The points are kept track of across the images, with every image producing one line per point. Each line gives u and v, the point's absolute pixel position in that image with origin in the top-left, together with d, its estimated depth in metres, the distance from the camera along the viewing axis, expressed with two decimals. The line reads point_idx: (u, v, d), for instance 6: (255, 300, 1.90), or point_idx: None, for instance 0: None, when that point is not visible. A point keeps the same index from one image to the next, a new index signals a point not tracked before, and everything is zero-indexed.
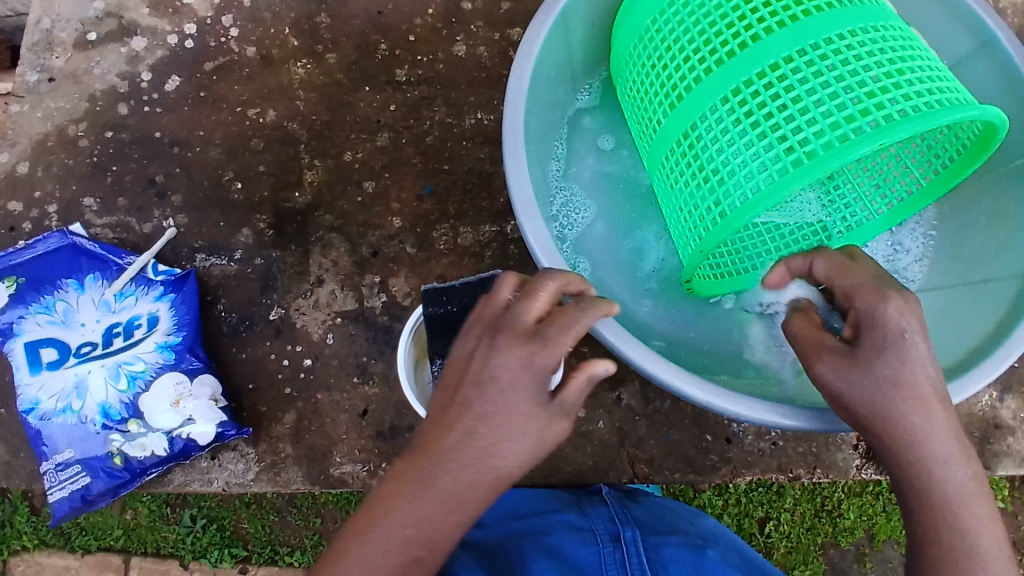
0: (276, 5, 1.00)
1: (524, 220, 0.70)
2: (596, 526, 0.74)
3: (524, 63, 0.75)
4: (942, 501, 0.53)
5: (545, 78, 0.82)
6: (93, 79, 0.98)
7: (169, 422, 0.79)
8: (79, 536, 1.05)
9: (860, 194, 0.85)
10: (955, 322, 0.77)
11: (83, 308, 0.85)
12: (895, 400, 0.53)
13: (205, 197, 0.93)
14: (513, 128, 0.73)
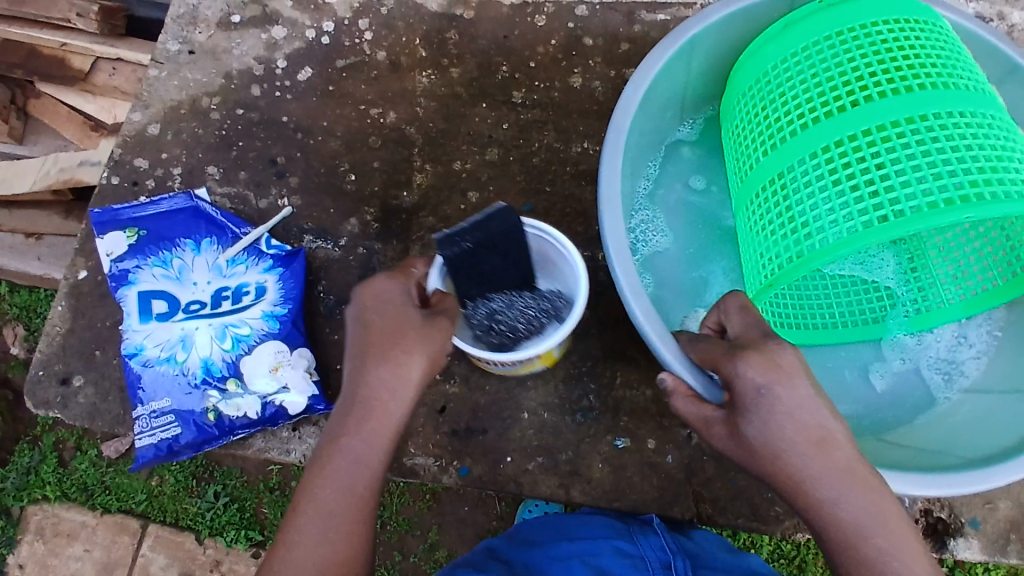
0: (410, 16, 1.06)
1: (606, 211, 0.72)
2: (646, 552, 0.77)
3: (646, 74, 0.79)
4: (849, 538, 0.56)
5: (659, 97, 0.85)
6: (232, 58, 1.04)
7: (265, 387, 0.82)
8: (99, 494, 1.37)
9: (937, 274, 0.85)
10: (989, 425, 0.75)
11: (197, 269, 0.89)
12: (773, 449, 0.57)
13: (320, 183, 0.98)
14: (615, 144, 0.76)
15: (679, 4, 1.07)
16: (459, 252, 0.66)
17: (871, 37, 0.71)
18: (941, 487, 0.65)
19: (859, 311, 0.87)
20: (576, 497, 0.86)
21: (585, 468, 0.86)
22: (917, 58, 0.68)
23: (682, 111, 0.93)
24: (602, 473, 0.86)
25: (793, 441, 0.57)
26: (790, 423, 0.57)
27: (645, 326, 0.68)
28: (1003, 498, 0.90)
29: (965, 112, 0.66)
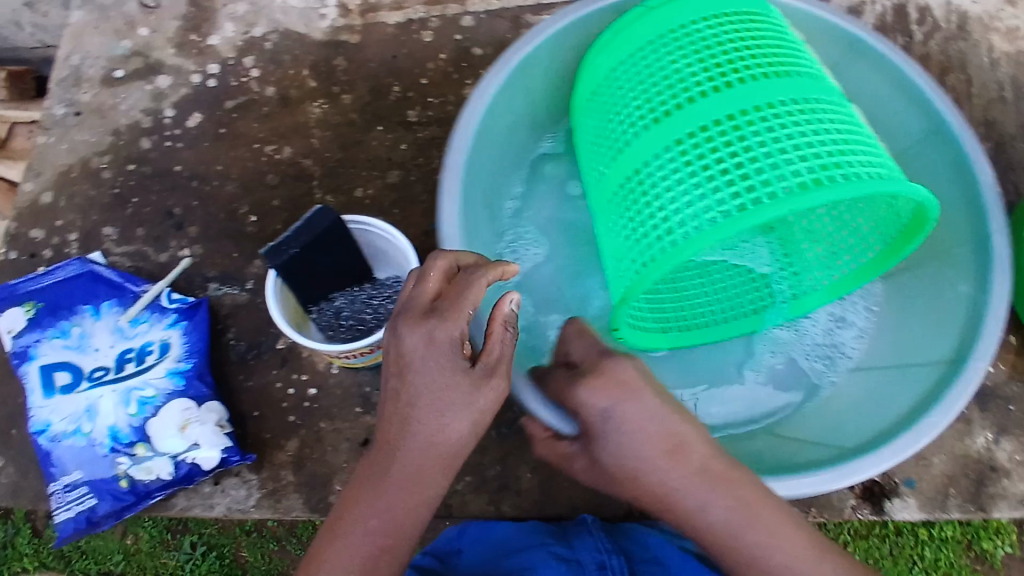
0: (295, 48, 1.05)
1: (445, 249, 0.74)
2: (582, 555, 0.72)
3: (473, 108, 0.79)
4: (719, 538, 0.57)
5: (502, 124, 0.85)
6: (119, 114, 1.02)
7: (174, 447, 0.81)
8: (79, 560, 1.07)
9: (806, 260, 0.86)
10: (876, 406, 0.76)
11: (97, 333, 0.88)
12: (627, 466, 0.59)
13: (221, 229, 0.97)
14: (453, 161, 0.77)
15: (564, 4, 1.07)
16: (289, 259, 0.77)
17: (689, 41, 0.71)
18: (817, 483, 0.67)
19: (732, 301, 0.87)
20: (508, 511, 0.86)
21: (515, 481, 0.86)
22: (736, 54, 0.68)
23: (537, 127, 0.92)
24: (531, 484, 0.86)
25: (646, 456, 0.58)
26: (635, 436, 0.58)
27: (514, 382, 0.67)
28: (935, 453, 0.91)
29: (788, 100, 0.65)
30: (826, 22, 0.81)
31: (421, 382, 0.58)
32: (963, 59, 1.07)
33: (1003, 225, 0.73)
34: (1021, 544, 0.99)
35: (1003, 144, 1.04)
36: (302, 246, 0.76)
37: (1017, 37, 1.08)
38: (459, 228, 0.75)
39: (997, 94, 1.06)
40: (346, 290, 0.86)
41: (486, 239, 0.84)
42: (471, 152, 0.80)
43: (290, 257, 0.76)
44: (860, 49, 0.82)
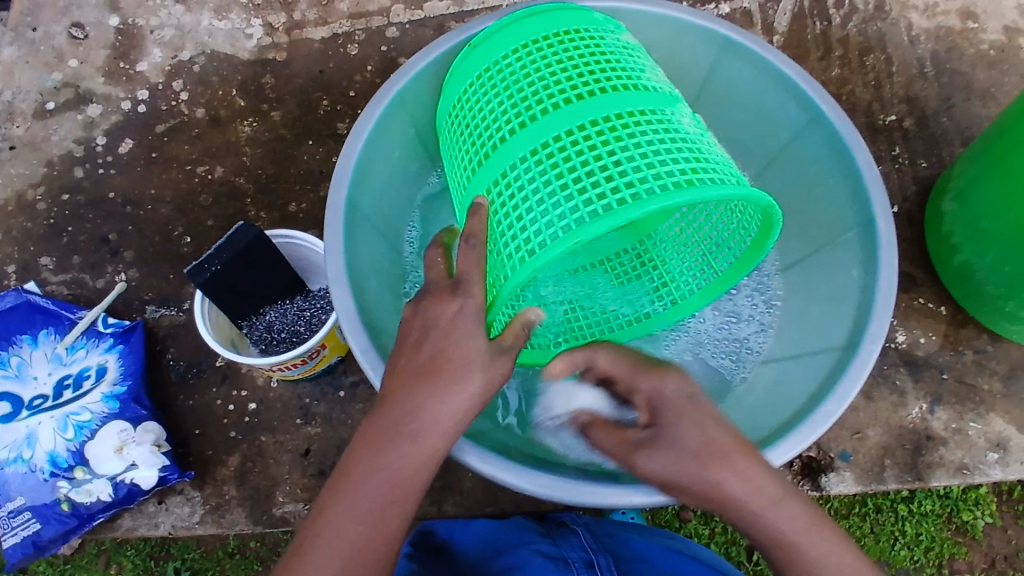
0: (223, 69, 1.06)
1: (333, 289, 0.72)
2: (568, 553, 0.73)
3: (355, 142, 0.78)
4: (780, 543, 0.55)
5: (388, 156, 0.84)
6: (52, 146, 1.03)
7: (113, 469, 0.82)
8: None
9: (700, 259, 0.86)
10: (784, 393, 0.78)
11: (36, 362, 0.87)
12: (701, 469, 0.55)
13: (157, 252, 0.98)
14: (342, 175, 0.77)
15: (485, 9, 1.08)
16: (211, 276, 0.78)
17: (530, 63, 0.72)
18: None
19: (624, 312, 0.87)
20: (450, 510, 0.87)
21: (456, 481, 0.88)
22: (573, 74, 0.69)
23: (426, 159, 0.92)
24: (473, 483, 0.87)
25: (693, 463, 0.55)
26: (689, 442, 0.56)
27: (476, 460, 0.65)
28: (871, 426, 0.93)
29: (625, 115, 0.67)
30: (700, 27, 0.84)
31: (430, 361, 0.56)
32: (882, 38, 1.09)
33: (886, 206, 0.75)
34: (1000, 513, 0.99)
35: (926, 118, 1.05)
36: (223, 262, 0.77)
37: (935, 13, 1.10)
38: (345, 265, 0.73)
39: (918, 70, 1.07)
40: (276, 303, 0.87)
41: (387, 272, 0.84)
42: (354, 188, 0.78)
43: (213, 273, 0.77)
44: (733, 48, 0.84)
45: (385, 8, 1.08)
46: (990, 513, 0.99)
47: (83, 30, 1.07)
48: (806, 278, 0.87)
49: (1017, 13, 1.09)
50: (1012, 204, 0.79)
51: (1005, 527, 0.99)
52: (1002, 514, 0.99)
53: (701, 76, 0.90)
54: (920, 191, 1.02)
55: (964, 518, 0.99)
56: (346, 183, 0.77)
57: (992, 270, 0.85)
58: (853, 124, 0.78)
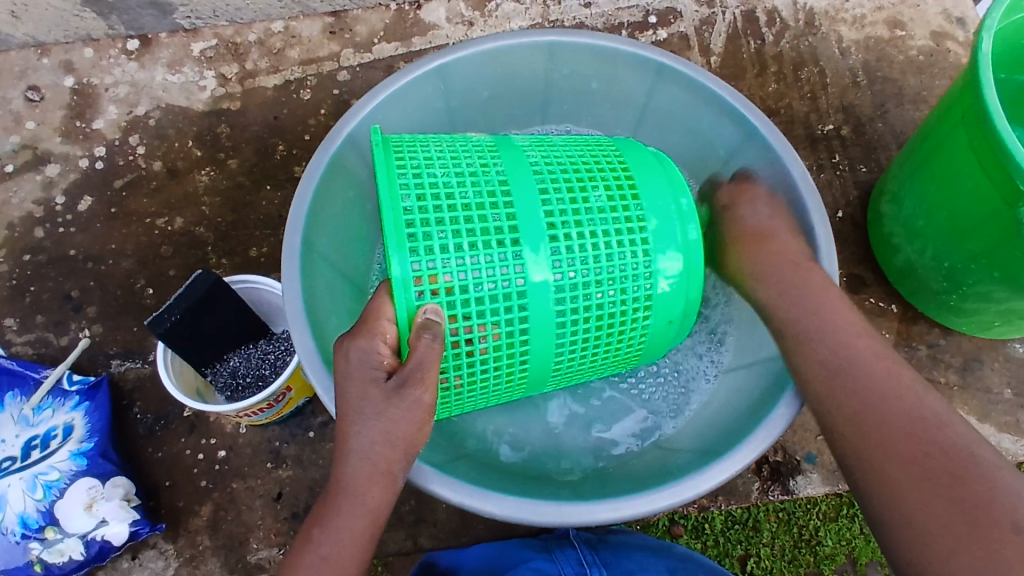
0: (179, 121, 1.08)
1: (293, 333, 0.75)
2: (563, 567, 0.77)
3: (307, 186, 0.81)
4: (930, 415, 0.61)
5: (341, 196, 0.87)
6: (12, 208, 1.03)
7: (83, 526, 0.82)
8: None
9: (418, 139, 0.74)
10: (749, 397, 0.80)
11: (2, 425, 0.86)
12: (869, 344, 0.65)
13: (120, 305, 0.98)
14: (296, 219, 0.80)
15: (432, 49, 1.11)
16: (170, 326, 0.78)
17: None
18: (674, 494, 0.69)
19: (462, 212, 0.68)
20: (426, 543, 0.87)
21: (431, 513, 0.88)
22: None
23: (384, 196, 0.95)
24: (447, 513, 0.87)
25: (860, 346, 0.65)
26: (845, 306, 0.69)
27: (450, 496, 0.69)
28: None
29: None
30: (636, 55, 0.88)
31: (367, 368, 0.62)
32: (814, 52, 1.13)
33: (821, 212, 0.78)
34: None
35: (862, 125, 1.09)
36: (182, 312, 0.78)
37: (863, 24, 1.14)
38: (303, 308, 0.76)
39: (851, 80, 1.12)
40: (239, 349, 0.88)
41: (345, 308, 0.87)
42: (309, 232, 0.81)
43: (172, 323, 0.78)
44: (667, 72, 0.89)
45: (335, 52, 1.11)
46: None
47: (38, 92, 1.09)
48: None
49: (941, 19, 1.14)
50: (942, 202, 0.83)
51: None
52: None
53: (640, 99, 0.95)
54: (862, 196, 1.06)
55: None
56: (302, 228, 0.79)
57: (932, 266, 0.89)
58: (785, 140, 0.83)
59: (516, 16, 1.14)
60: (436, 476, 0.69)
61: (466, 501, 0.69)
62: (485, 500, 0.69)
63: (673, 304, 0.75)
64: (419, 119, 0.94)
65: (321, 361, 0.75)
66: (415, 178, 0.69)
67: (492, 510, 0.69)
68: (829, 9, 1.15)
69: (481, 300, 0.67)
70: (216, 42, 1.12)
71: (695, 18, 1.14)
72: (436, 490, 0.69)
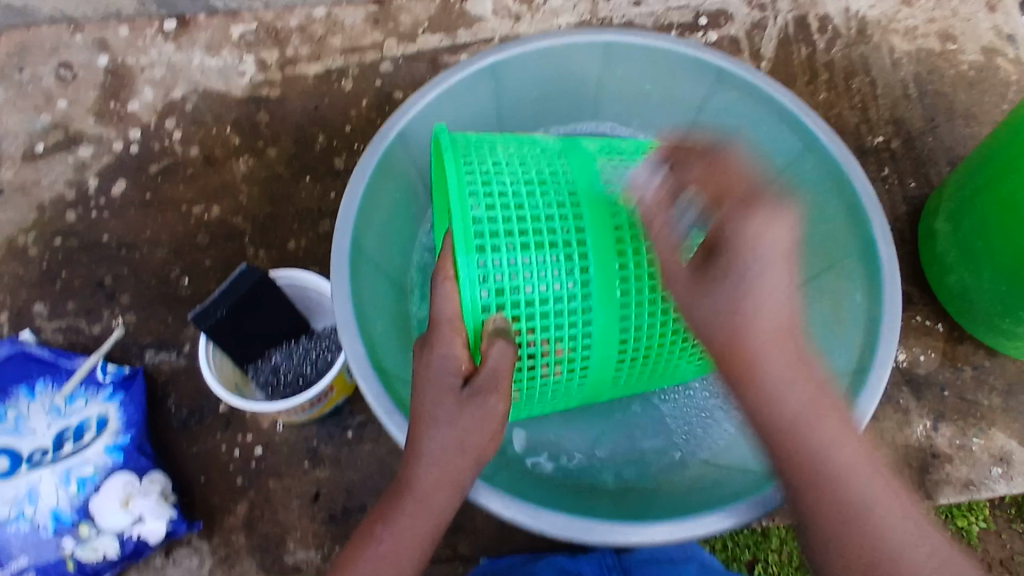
0: (216, 107, 1.05)
1: (342, 333, 0.73)
2: None
3: (358, 182, 0.79)
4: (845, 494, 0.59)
5: (388, 193, 0.85)
6: (43, 189, 1.01)
7: (118, 523, 0.79)
8: None
9: (484, 143, 0.74)
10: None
11: (32, 415, 0.84)
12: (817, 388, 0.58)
13: (154, 295, 0.96)
14: (347, 217, 0.78)
15: (477, 43, 1.09)
16: (215, 322, 0.77)
17: None
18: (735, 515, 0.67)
19: (531, 227, 0.68)
20: (464, 550, 0.86)
21: (470, 520, 0.86)
22: None
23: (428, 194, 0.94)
24: (486, 521, 0.86)
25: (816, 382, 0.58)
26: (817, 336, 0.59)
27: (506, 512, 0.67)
28: (879, 446, 0.94)
29: None
30: (697, 59, 0.87)
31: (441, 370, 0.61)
32: (865, 62, 1.11)
33: (886, 230, 0.77)
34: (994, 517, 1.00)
35: (912, 140, 1.07)
36: (228, 308, 0.77)
37: (915, 36, 1.12)
38: (352, 308, 0.74)
39: (902, 92, 1.10)
40: (281, 346, 0.87)
41: (391, 307, 0.85)
42: (358, 229, 0.79)
43: (219, 319, 0.77)
44: (727, 78, 0.87)
45: (378, 42, 1.09)
46: (983, 517, 0.99)
47: (71, 71, 1.06)
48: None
49: (993, 35, 1.12)
50: (1007, 227, 0.81)
51: (997, 532, 0.99)
52: (994, 519, 1.00)
53: (694, 103, 0.94)
54: (910, 212, 1.04)
55: (958, 523, 0.99)
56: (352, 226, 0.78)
57: (987, 291, 0.87)
58: (848, 151, 0.81)
59: (564, 12, 1.11)
60: (493, 495, 0.67)
61: (522, 520, 0.66)
62: (539, 518, 0.67)
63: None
64: (469, 117, 0.92)
65: (370, 362, 0.73)
66: (484, 191, 0.68)
67: (547, 528, 0.66)
68: (882, 19, 1.13)
69: (546, 312, 0.68)
70: (256, 26, 1.09)
71: (746, 22, 1.12)
72: (490, 504, 0.67)
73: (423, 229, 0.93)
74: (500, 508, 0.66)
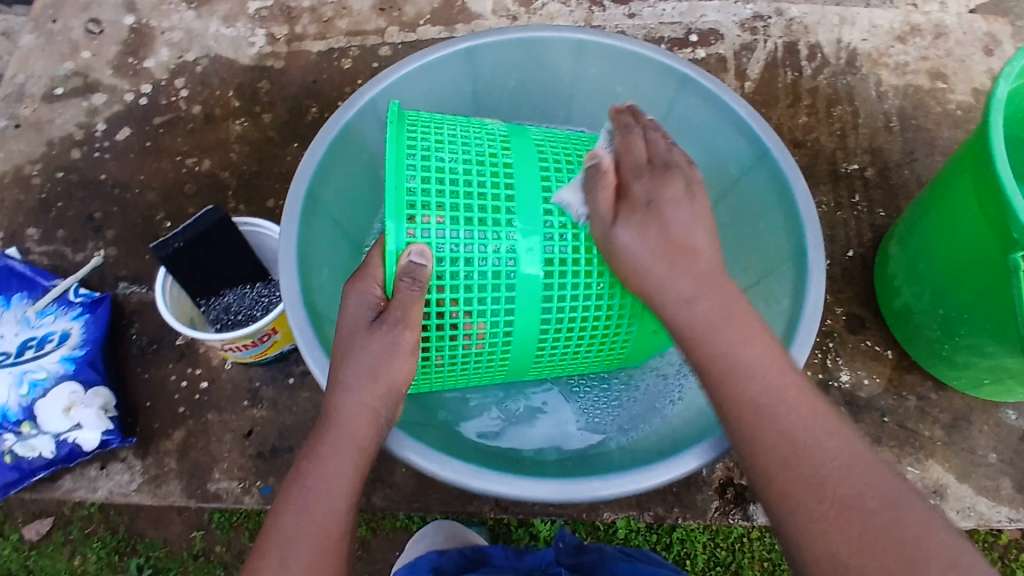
0: (223, 71, 1.13)
1: (281, 274, 0.78)
2: None
3: (321, 142, 0.85)
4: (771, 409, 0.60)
5: (353, 161, 0.91)
6: (55, 128, 1.09)
7: (59, 426, 0.85)
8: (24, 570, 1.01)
9: (435, 118, 0.78)
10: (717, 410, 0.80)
11: (5, 322, 0.92)
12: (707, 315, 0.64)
13: (137, 233, 1.03)
14: (305, 171, 0.83)
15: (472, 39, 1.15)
16: (173, 251, 0.83)
17: None
18: (622, 483, 0.69)
19: (460, 194, 0.72)
20: (378, 503, 0.87)
21: (389, 475, 0.88)
22: None
23: None
24: (404, 477, 0.88)
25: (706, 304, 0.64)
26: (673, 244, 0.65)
27: (406, 450, 0.71)
28: None
29: None
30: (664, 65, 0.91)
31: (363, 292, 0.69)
32: (850, 91, 1.13)
33: (817, 238, 0.79)
34: None
35: (887, 170, 1.08)
36: (186, 239, 0.83)
37: (905, 71, 1.14)
38: (295, 251, 0.79)
39: (884, 124, 1.11)
40: (236, 287, 0.91)
41: (342, 267, 0.90)
42: (314, 185, 0.84)
43: (176, 249, 0.82)
44: (691, 85, 0.91)
45: (381, 28, 1.16)
46: None
47: (99, 26, 1.16)
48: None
49: (986, 77, 1.13)
50: (945, 242, 0.81)
51: None
52: None
53: (660, 109, 0.98)
54: (875, 239, 1.04)
55: None
56: (309, 179, 0.83)
57: (928, 312, 0.87)
58: (795, 164, 0.84)
59: (560, 17, 1.16)
60: (403, 441, 0.72)
61: (417, 460, 0.71)
62: (432, 459, 0.71)
63: (660, 316, 0.77)
64: (444, 100, 0.97)
65: (303, 305, 0.77)
66: (422, 159, 0.72)
67: (439, 469, 0.70)
68: (872, 52, 1.15)
69: (467, 272, 0.71)
70: (271, 3, 1.17)
71: (735, 42, 1.15)
72: (392, 443, 0.71)
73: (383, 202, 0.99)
74: (401, 446, 0.71)
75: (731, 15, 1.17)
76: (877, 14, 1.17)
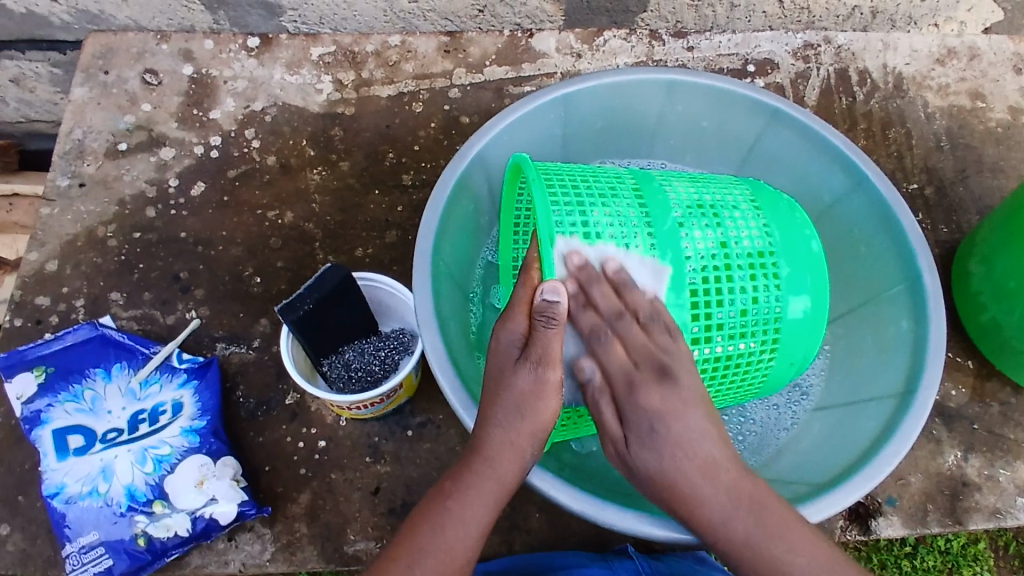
0: (294, 120, 1.11)
1: (423, 333, 0.77)
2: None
3: (440, 194, 0.84)
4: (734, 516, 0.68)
5: (463, 210, 0.91)
6: (124, 185, 1.07)
7: (193, 503, 0.84)
8: None
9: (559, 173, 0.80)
10: (852, 435, 0.83)
11: (110, 396, 0.90)
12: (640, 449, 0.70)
13: (226, 291, 1.01)
14: (429, 226, 0.83)
15: (540, 77, 1.16)
16: (301, 316, 0.81)
17: None
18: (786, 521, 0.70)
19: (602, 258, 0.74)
20: (518, 550, 0.89)
21: (524, 520, 0.90)
22: None
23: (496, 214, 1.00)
24: (540, 523, 0.90)
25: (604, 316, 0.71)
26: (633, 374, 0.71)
27: (563, 498, 0.70)
28: (912, 472, 0.98)
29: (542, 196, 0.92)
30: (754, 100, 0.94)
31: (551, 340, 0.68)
32: (901, 114, 1.19)
33: (930, 262, 0.83)
34: (997, 570, 1.16)
35: (944, 187, 1.14)
36: (315, 301, 0.81)
37: (947, 93, 1.20)
38: (433, 308, 0.78)
39: (935, 144, 1.17)
40: (354, 342, 0.91)
41: (461, 314, 0.90)
42: (437, 238, 0.84)
43: (305, 313, 0.80)
44: (782, 118, 0.94)
45: (448, 70, 1.16)
46: (988, 569, 1.16)
47: (156, 77, 1.13)
48: (855, 330, 0.94)
49: (1020, 95, 1.21)
50: None
51: None
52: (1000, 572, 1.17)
53: (748, 140, 1.00)
54: (942, 254, 1.10)
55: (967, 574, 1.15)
56: (433, 235, 0.82)
57: (1020, 328, 0.92)
58: (896, 190, 0.87)
59: (622, 53, 1.19)
60: (560, 486, 0.70)
61: (589, 513, 0.69)
62: (603, 511, 0.70)
63: (799, 350, 0.80)
64: (540, 143, 0.98)
65: (449, 361, 0.76)
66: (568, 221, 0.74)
67: (613, 521, 0.69)
68: (916, 76, 1.21)
69: None
70: (335, 48, 1.16)
71: (791, 71, 1.20)
72: (557, 496, 0.70)
73: (483, 245, 0.99)
74: (563, 497, 0.70)
75: (784, 44, 1.21)
76: (916, 39, 1.24)
